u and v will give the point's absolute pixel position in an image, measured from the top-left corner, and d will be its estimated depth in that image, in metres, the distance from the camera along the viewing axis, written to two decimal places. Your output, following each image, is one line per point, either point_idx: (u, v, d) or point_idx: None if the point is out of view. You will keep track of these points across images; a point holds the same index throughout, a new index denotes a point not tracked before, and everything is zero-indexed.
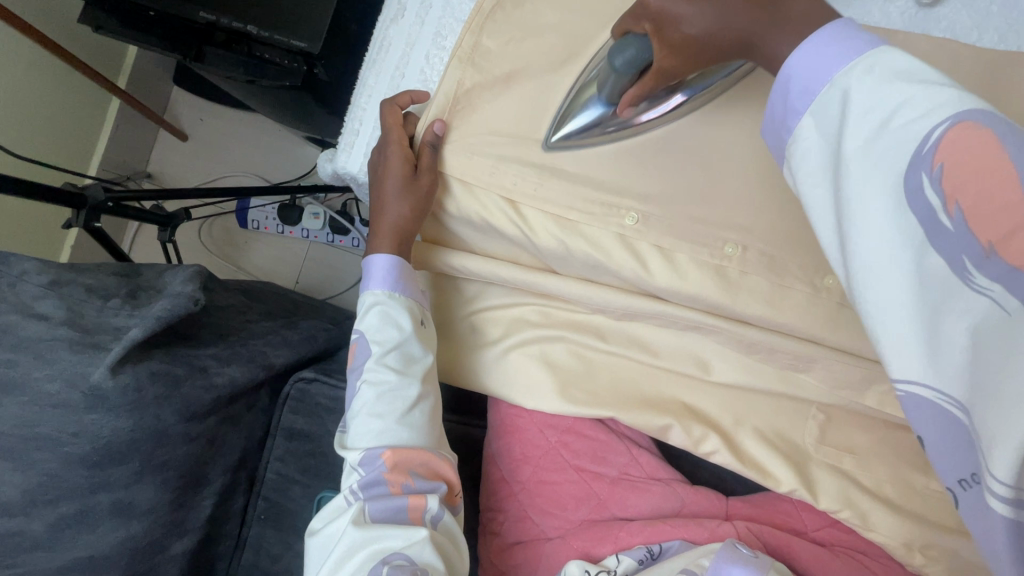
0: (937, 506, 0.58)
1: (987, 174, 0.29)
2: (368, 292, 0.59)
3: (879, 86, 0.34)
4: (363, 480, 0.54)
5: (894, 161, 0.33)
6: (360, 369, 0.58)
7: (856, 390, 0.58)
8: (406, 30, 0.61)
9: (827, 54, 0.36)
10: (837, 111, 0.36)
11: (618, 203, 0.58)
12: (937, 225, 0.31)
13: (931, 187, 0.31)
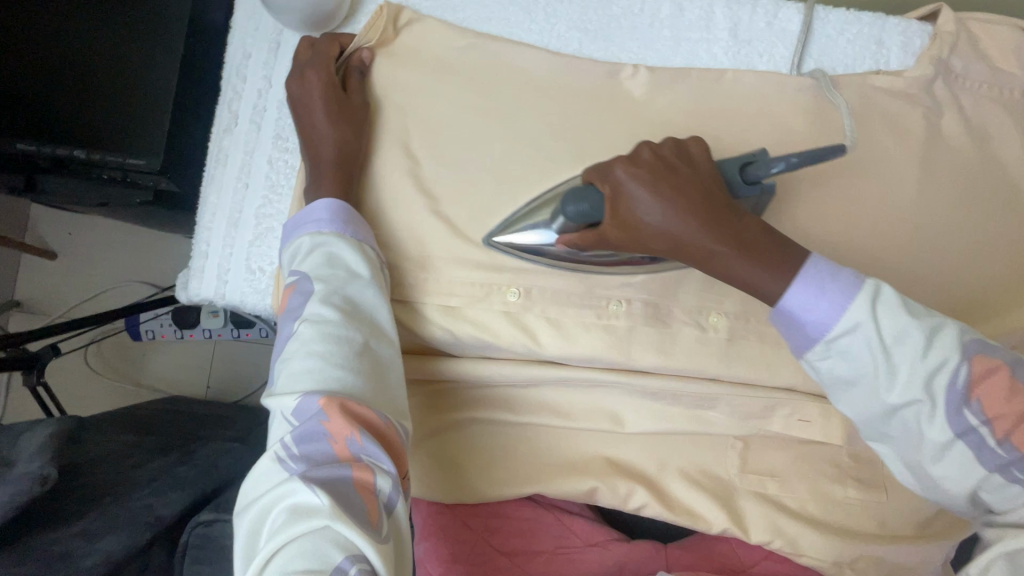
0: (858, 514, 0.59)
1: (1005, 392, 0.39)
2: (306, 230, 0.51)
3: (895, 320, 0.40)
4: (302, 397, 0.43)
5: (935, 387, 0.40)
6: (298, 314, 0.47)
7: (764, 419, 0.58)
8: (245, 139, 0.57)
9: (826, 298, 0.41)
10: (842, 344, 0.41)
11: (497, 281, 0.57)
12: (982, 443, 0.39)
13: (972, 417, 0.39)
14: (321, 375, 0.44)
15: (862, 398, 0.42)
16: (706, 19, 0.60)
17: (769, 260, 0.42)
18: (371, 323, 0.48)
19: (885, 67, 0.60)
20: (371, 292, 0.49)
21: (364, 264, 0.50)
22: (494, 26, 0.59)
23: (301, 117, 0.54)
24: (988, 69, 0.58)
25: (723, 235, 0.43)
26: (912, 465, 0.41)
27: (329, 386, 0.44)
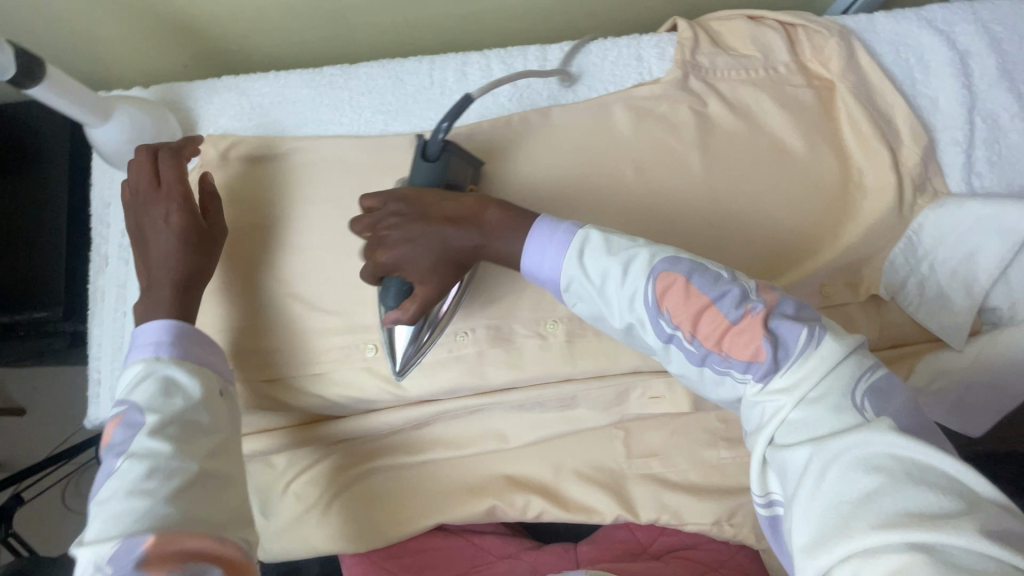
0: (732, 471, 0.63)
1: (693, 303, 0.46)
2: (136, 359, 0.51)
3: (597, 261, 0.49)
4: (124, 539, 0.42)
5: (638, 310, 0.48)
6: (123, 448, 0.47)
7: (621, 404, 0.64)
8: (115, 274, 0.65)
9: (551, 251, 0.50)
10: (575, 288, 0.50)
11: (357, 340, 0.64)
12: (682, 342, 0.47)
13: (667, 324, 0.47)
14: (147, 512, 0.44)
15: (604, 324, 0.52)
16: (487, 77, 0.68)
17: (513, 228, 0.52)
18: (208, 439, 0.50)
19: (651, 77, 0.68)
20: (207, 412, 0.50)
21: (202, 386, 0.51)
22: (308, 128, 0.68)
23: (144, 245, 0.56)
24: (734, 57, 0.67)
25: (478, 238, 0.52)
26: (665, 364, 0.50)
27: (156, 522, 0.43)
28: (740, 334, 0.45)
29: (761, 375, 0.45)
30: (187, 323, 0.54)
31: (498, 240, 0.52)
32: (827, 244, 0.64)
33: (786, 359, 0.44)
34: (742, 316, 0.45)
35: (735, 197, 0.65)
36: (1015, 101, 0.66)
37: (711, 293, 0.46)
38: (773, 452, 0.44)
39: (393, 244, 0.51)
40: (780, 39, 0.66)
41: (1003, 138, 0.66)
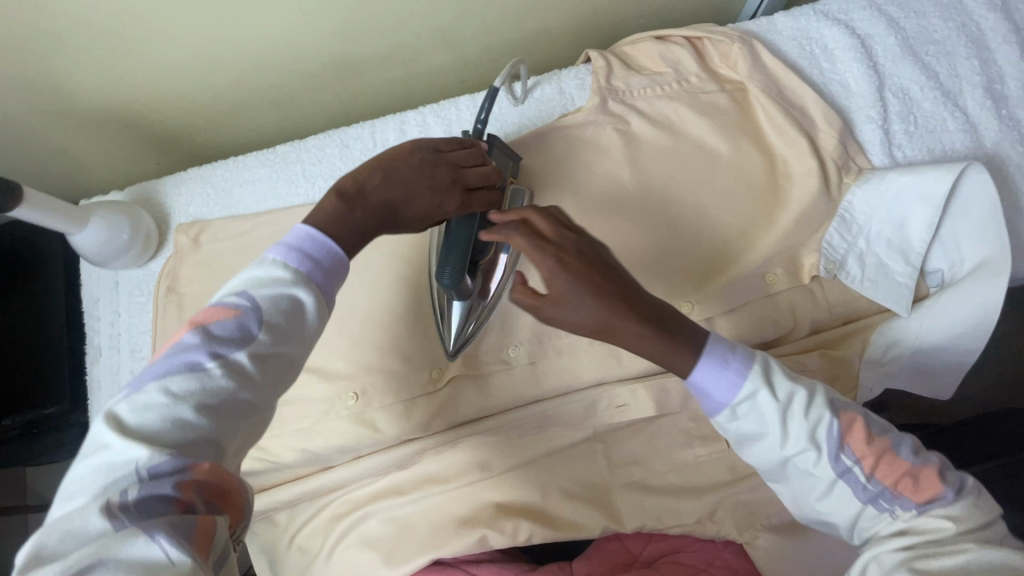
0: (710, 467, 0.65)
1: (882, 454, 0.46)
2: (274, 257, 0.43)
3: (780, 382, 0.48)
4: (166, 458, 0.35)
5: (818, 438, 0.46)
6: (225, 350, 0.39)
7: (592, 417, 0.66)
8: (109, 363, 0.71)
9: (726, 377, 0.47)
10: (740, 408, 0.47)
11: (334, 392, 0.66)
12: (857, 476, 0.46)
13: (850, 461, 0.46)
14: (208, 432, 0.37)
15: (763, 455, 0.48)
16: (424, 132, 0.74)
17: (685, 352, 0.47)
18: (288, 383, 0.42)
19: (574, 106, 0.73)
20: (305, 353, 0.43)
21: (319, 326, 0.43)
22: (270, 203, 0.74)
23: (390, 174, 0.52)
24: (647, 76, 0.71)
25: (636, 314, 0.46)
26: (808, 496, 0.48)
27: (208, 450, 0.36)
28: (924, 477, 0.45)
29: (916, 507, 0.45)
30: (344, 259, 0.45)
31: (665, 336, 0.47)
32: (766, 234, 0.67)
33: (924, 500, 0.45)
34: (919, 462, 0.46)
35: (668, 205, 0.68)
36: (921, 73, 0.69)
37: (875, 430, 0.47)
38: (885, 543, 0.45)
39: (559, 291, 0.46)
40: (686, 53, 0.71)
41: (915, 108, 0.69)
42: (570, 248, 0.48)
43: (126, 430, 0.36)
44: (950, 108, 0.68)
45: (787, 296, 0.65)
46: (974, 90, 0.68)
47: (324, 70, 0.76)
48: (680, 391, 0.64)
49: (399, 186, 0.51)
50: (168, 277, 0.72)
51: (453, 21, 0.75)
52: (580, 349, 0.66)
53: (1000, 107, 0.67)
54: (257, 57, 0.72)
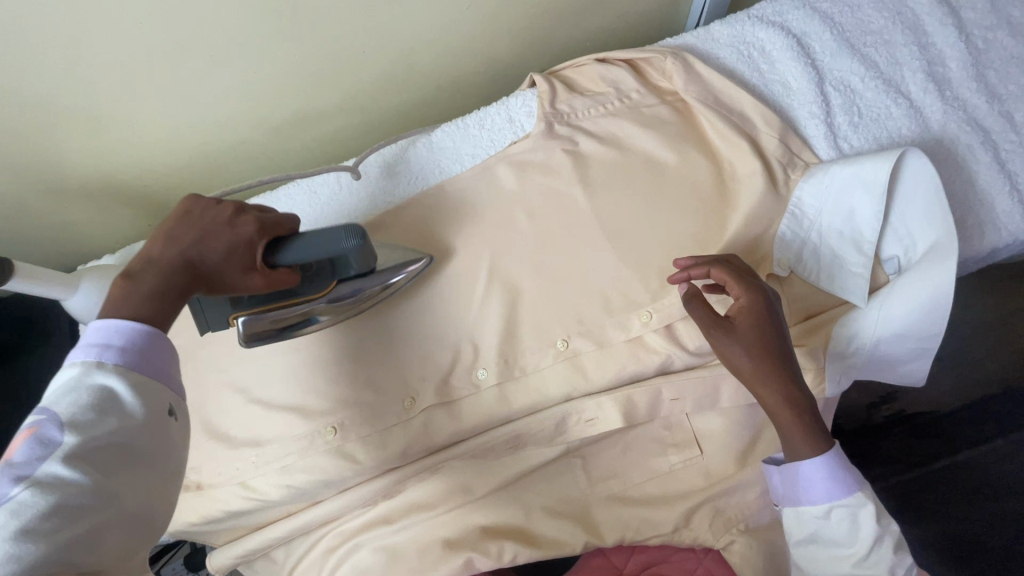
0: (684, 474, 0.65)
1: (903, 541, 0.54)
2: (77, 357, 0.43)
3: (879, 536, 0.53)
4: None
5: (860, 505, 0.54)
6: (24, 472, 0.38)
7: (563, 432, 0.66)
8: None
9: (818, 456, 0.55)
10: (837, 512, 0.54)
11: (314, 427, 0.69)
12: (875, 540, 0.53)
13: (876, 527, 0.54)
14: (43, 557, 0.36)
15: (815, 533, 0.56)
16: (388, 169, 0.79)
17: (801, 396, 0.55)
18: (145, 475, 0.42)
19: (524, 132, 0.77)
20: (154, 444, 0.43)
21: (149, 406, 0.43)
22: None
23: (191, 230, 0.51)
24: (590, 97, 0.74)
25: (783, 361, 0.55)
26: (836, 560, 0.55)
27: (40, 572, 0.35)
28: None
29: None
30: (160, 332, 0.45)
31: (786, 364, 0.55)
32: (719, 236, 0.67)
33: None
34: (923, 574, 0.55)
35: (622, 216, 0.69)
36: (860, 65, 0.70)
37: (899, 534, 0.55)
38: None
39: (739, 329, 0.55)
40: (626, 72, 0.74)
41: (858, 99, 0.69)
42: (746, 302, 0.56)
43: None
44: (894, 96, 0.68)
45: None
46: (915, 75, 0.68)
47: (290, 125, 0.82)
48: (647, 400, 0.65)
49: (187, 240, 0.50)
50: None
51: (404, 66, 0.80)
52: (546, 367, 0.67)
53: (943, 89, 0.67)
54: (225, 119, 0.78)
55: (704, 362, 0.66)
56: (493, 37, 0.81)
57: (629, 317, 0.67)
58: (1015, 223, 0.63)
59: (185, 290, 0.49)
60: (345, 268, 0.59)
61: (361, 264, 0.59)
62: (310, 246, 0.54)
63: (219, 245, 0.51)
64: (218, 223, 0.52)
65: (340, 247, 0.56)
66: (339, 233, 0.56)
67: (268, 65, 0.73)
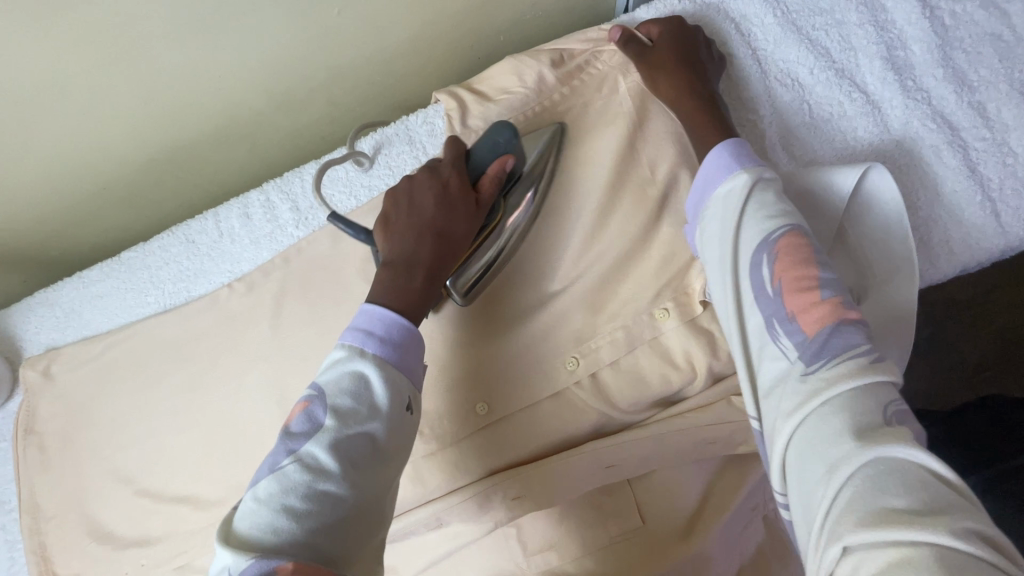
0: (625, 544, 0.58)
1: (793, 270, 0.42)
2: (346, 340, 0.45)
3: (747, 237, 0.45)
4: (248, 566, 0.35)
5: (744, 220, 0.46)
6: (297, 445, 0.40)
7: (488, 513, 0.57)
8: None
9: (720, 164, 0.50)
10: (731, 221, 0.47)
11: (210, 518, 0.61)
12: (765, 282, 0.43)
13: (771, 268, 0.43)
14: (301, 531, 0.37)
15: (719, 263, 0.47)
16: (270, 211, 0.66)
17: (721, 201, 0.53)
18: (383, 465, 0.42)
19: (428, 155, 0.65)
20: (394, 439, 0.43)
21: (390, 395, 0.43)
22: (122, 317, 0.68)
23: (410, 198, 0.53)
24: (501, 106, 0.61)
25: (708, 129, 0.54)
26: (743, 323, 0.44)
27: (292, 553, 0.36)
28: (822, 310, 0.40)
29: (814, 359, 0.39)
30: (415, 332, 0.46)
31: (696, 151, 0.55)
32: (650, 270, 0.58)
33: (832, 357, 0.38)
34: (832, 298, 0.41)
35: (541, 252, 0.59)
36: (809, 52, 0.58)
37: (822, 264, 0.43)
38: (817, 440, 0.36)
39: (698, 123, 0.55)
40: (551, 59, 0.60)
41: (808, 95, 0.58)
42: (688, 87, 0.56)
43: (228, 536, 0.37)
44: (847, 90, 0.57)
45: (678, 341, 0.57)
46: (871, 63, 0.58)
47: (158, 164, 0.69)
48: (579, 470, 0.56)
49: (416, 215, 0.52)
50: (24, 417, 0.66)
51: (283, 87, 0.67)
52: (463, 435, 0.58)
53: (904, 79, 0.57)
54: (69, 165, 0.64)
55: (644, 419, 0.57)
56: (390, 41, 0.67)
57: (554, 367, 0.58)
58: (987, 236, 0.55)
59: (427, 253, 0.51)
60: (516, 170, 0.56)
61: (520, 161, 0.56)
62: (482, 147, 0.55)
63: (435, 204, 0.52)
64: (432, 191, 0.53)
65: (503, 142, 0.55)
66: (493, 131, 0.55)
67: (99, 97, 0.59)
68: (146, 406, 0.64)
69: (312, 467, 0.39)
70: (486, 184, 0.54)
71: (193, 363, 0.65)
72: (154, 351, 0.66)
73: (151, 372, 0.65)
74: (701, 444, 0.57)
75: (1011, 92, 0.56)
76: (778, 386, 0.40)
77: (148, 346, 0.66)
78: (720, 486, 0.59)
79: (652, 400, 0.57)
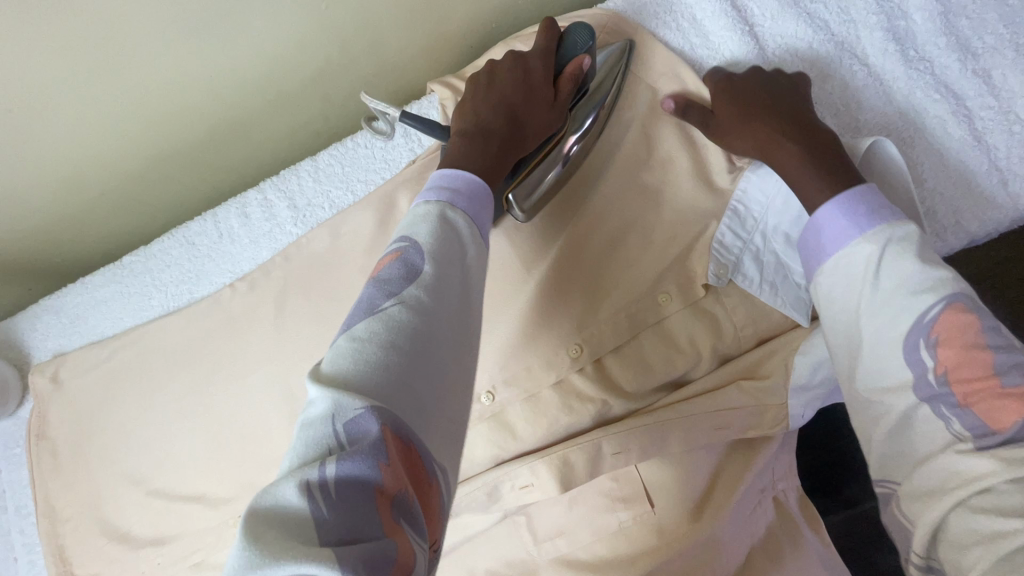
0: (635, 531, 0.58)
1: (966, 352, 0.40)
2: (431, 193, 0.42)
3: (898, 308, 0.43)
4: (356, 413, 0.30)
5: (897, 298, 0.43)
6: (397, 289, 0.36)
7: (497, 501, 0.58)
8: None
9: (842, 221, 0.46)
10: (872, 286, 0.44)
11: (224, 516, 0.62)
12: (926, 370, 0.41)
13: (928, 349, 0.41)
14: (404, 384, 0.33)
15: (853, 333, 0.45)
16: (268, 210, 0.66)
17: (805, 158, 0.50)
18: (465, 327, 0.38)
19: (423, 147, 0.65)
20: (480, 293, 0.40)
21: (477, 257, 0.40)
22: (127, 321, 0.69)
23: (481, 88, 0.53)
24: None
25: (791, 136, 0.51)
26: (885, 403, 0.43)
27: (393, 412, 0.31)
28: (1009, 405, 0.38)
29: (990, 448, 0.38)
30: (487, 192, 0.44)
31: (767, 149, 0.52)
32: (652, 254, 0.57)
33: (1012, 446, 0.37)
34: (1018, 388, 0.38)
35: (541, 240, 0.58)
36: (808, 26, 0.57)
37: (996, 345, 0.40)
38: (978, 523, 0.37)
39: (758, 132, 0.52)
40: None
41: (809, 70, 0.57)
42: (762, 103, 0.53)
43: (325, 377, 0.32)
44: (849, 63, 0.56)
45: (681, 325, 0.57)
46: (872, 34, 0.56)
47: (155, 168, 0.69)
48: (588, 462, 0.55)
49: (495, 96, 0.51)
50: (36, 423, 0.67)
51: (274, 85, 0.66)
52: (471, 426, 0.59)
53: (906, 49, 0.56)
54: (66, 172, 0.65)
55: (651, 405, 0.57)
56: (379, 32, 0.66)
57: (557, 355, 0.57)
58: (995, 207, 0.54)
59: (505, 131, 0.50)
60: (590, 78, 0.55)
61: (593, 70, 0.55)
62: (567, 49, 0.54)
63: (516, 91, 0.51)
64: (511, 74, 0.52)
65: (582, 46, 0.54)
66: (577, 33, 0.54)
67: (93, 104, 0.59)
68: (156, 407, 0.65)
69: (413, 313, 0.35)
70: (566, 80, 0.53)
71: (198, 364, 0.65)
72: (160, 354, 0.66)
73: (158, 374, 0.66)
74: (712, 431, 0.56)
75: (1018, 57, 0.54)
76: (926, 463, 0.40)
77: (153, 349, 0.66)
78: (728, 469, 0.59)
79: (658, 385, 0.57)
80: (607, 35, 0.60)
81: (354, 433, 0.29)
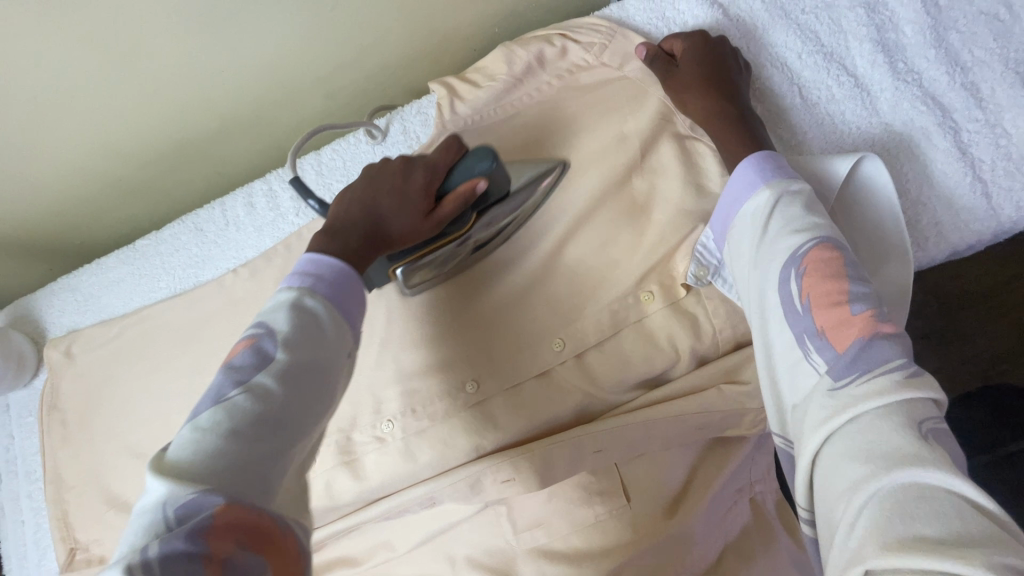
0: (611, 525, 0.59)
1: (829, 283, 0.42)
2: (293, 281, 0.44)
3: (773, 248, 0.46)
4: (189, 497, 0.32)
5: (776, 239, 0.46)
6: (243, 377, 0.38)
7: (477, 492, 0.59)
8: (10, 485, 0.73)
9: (749, 176, 0.51)
10: (762, 231, 0.48)
11: None
12: (793, 301, 0.43)
13: (798, 281, 0.43)
14: (238, 467, 0.34)
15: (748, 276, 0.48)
16: (272, 201, 0.69)
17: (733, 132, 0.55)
18: (320, 402, 0.40)
19: (419, 144, 0.68)
20: (337, 377, 0.42)
21: (337, 337, 0.43)
22: (136, 302, 0.72)
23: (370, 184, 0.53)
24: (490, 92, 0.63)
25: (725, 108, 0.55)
26: (769, 343, 0.45)
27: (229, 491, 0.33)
28: (855, 326, 0.40)
29: (842, 378, 0.38)
30: (353, 274, 0.46)
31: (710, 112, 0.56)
32: (637, 254, 0.59)
33: (860, 373, 0.38)
34: (863, 313, 0.40)
35: (530, 236, 0.60)
36: (797, 37, 0.58)
37: (853, 277, 0.42)
38: (846, 467, 0.35)
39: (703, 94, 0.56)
40: (543, 51, 0.62)
41: (796, 79, 0.58)
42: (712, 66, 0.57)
43: (162, 467, 0.34)
44: (836, 73, 0.57)
45: (661, 323, 0.58)
46: (861, 45, 0.57)
47: (168, 158, 0.72)
48: (565, 455, 0.56)
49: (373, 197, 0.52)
50: (47, 395, 0.71)
51: (282, 81, 0.69)
52: (453, 414, 0.60)
53: (894, 61, 0.56)
54: (83, 160, 0.68)
55: (630, 401, 0.59)
56: (384, 33, 0.69)
57: (541, 349, 0.59)
58: (978, 219, 0.54)
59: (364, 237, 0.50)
60: (493, 194, 0.54)
61: (497, 189, 0.54)
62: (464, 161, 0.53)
63: (390, 195, 0.52)
64: (395, 175, 0.53)
65: (481, 168, 0.52)
66: (479, 153, 0.53)
67: (108, 95, 0.63)
68: (158, 384, 0.68)
69: (240, 410, 0.36)
70: (450, 200, 0.52)
71: (200, 345, 0.68)
72: (164, 334, 0.70)
73: (162, 353, 0.69)
74: (690, 430, 0.57)
75: (1006, 71, 0.55)
76: (803, 402, 0.41)
77: (158, 329, 0.70)
78: (704, 467, 0.61)
79: (637, 381, 0.59)
80: (603, 41, 0.62)
81: (181, 518, 0.31)
